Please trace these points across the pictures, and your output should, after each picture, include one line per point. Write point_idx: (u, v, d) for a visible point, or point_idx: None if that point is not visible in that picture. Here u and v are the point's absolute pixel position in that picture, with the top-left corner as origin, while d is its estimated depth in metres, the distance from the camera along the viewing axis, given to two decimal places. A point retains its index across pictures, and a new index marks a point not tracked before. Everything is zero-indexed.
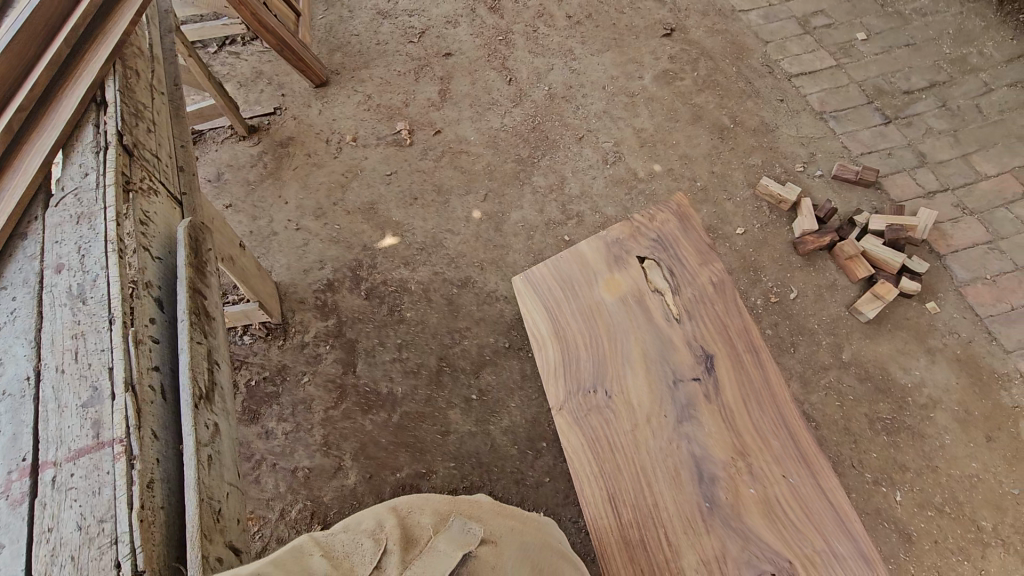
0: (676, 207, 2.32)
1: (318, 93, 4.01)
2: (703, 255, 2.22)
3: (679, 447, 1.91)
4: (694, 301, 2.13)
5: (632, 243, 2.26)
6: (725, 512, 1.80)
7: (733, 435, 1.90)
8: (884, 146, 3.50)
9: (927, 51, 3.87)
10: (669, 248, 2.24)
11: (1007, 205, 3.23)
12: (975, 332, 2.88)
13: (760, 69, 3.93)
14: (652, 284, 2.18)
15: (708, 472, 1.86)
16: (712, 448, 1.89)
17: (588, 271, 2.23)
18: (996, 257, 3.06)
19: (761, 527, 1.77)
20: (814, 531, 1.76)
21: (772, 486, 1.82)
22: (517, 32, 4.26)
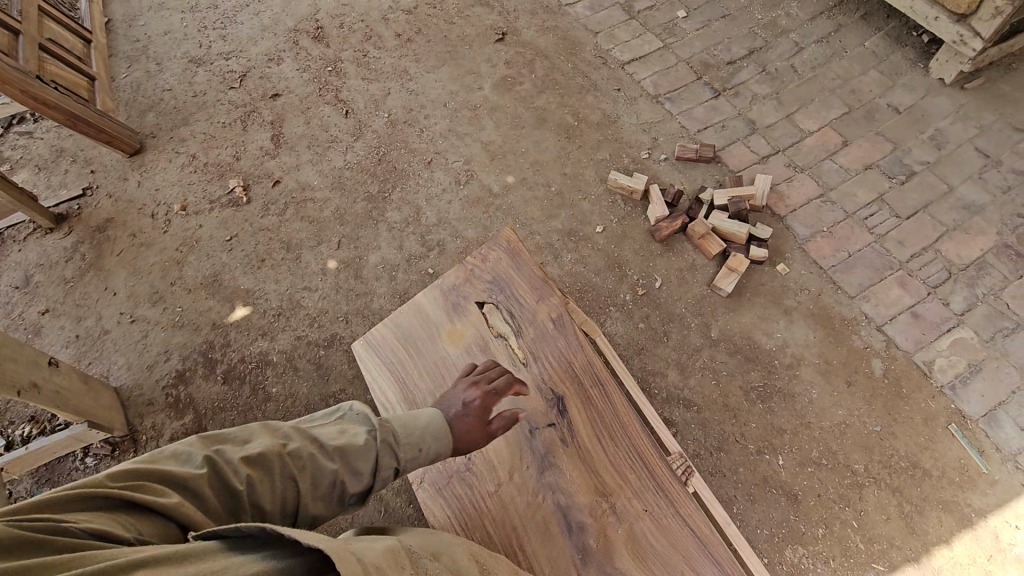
0: (508, 243, 2.24)
1: (135, 163, 3.62)
2: (541, 290, 2.15)
3: (544, 499, 1.82)
4: (537, 341, 2.06)
5: (469, 288, 2.19)
6: (598, 560, 1.72)
7: (594, 476, 1.84)
8: (717, 120, 3.63)
9: (742, 20, 4.05)
10: (506, 287, 2.16)
11: (831, 156, 3.44)
12: (822, 284, 3.04)
13: (594, 61, 3.96)
14: (494, 329, 2.10)
15: (575, 520, 1.78)
16: (575, 494, 1.82)
17: (430, 325, 2.14)
18: (829, 209, 3.25)
19: (633, 568, 1.70)
20: (680, 561, 1.71)
21: (636, 522, 1.77)
22: (347, 60, 4.05)
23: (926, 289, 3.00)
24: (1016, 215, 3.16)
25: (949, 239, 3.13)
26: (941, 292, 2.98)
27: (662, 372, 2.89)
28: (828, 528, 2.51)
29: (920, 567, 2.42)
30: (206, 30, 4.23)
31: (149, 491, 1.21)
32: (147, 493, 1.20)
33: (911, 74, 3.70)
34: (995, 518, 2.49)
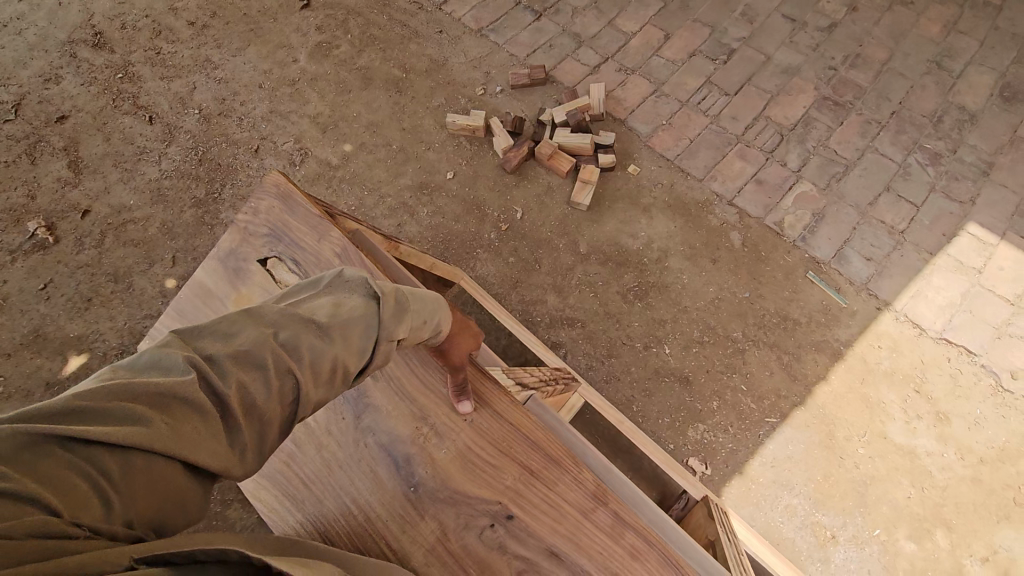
0: (278, 187, 1.90)
1: None
2: (321, 229, 1.81)
3: (364, 444, 1.52)
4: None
5: (248, 248, 1.87)
6: (431, 488, 1.45)
7: (410, 401, 1.54)
8: (544, 40, 3.56)
9: None
10: (284, 238, 1.83)
11: (656, 52, 3.48)
12: (672, 175, 3.10)
13: (409, 9, 3.77)
14: (280, 285, 1.79)
15: (401, 454, 1.50)
16: (394, 425, 1.52)
17: (212, 301, 1.85)
18: (665, 102, 3.30)
19: (467, 484, 1.45)
20: (523, 458, 1.49)
21: (465, 433, 1.51)
22: (138, 61, 3.60)
23: (765, 155, 3.12)
24: (827, 68, 3.35)
25: (775, 104, 3.26)
26: (777, 154, 3.12)
27: (541, 299, 2.85)
28: (721, 399, 2.60)
29: (807, 408, 2.57)
30: None
31: (53, 449, 0.72)
32: (53, 452, 0.72)
33: None
34: (860, 344, 2.67)
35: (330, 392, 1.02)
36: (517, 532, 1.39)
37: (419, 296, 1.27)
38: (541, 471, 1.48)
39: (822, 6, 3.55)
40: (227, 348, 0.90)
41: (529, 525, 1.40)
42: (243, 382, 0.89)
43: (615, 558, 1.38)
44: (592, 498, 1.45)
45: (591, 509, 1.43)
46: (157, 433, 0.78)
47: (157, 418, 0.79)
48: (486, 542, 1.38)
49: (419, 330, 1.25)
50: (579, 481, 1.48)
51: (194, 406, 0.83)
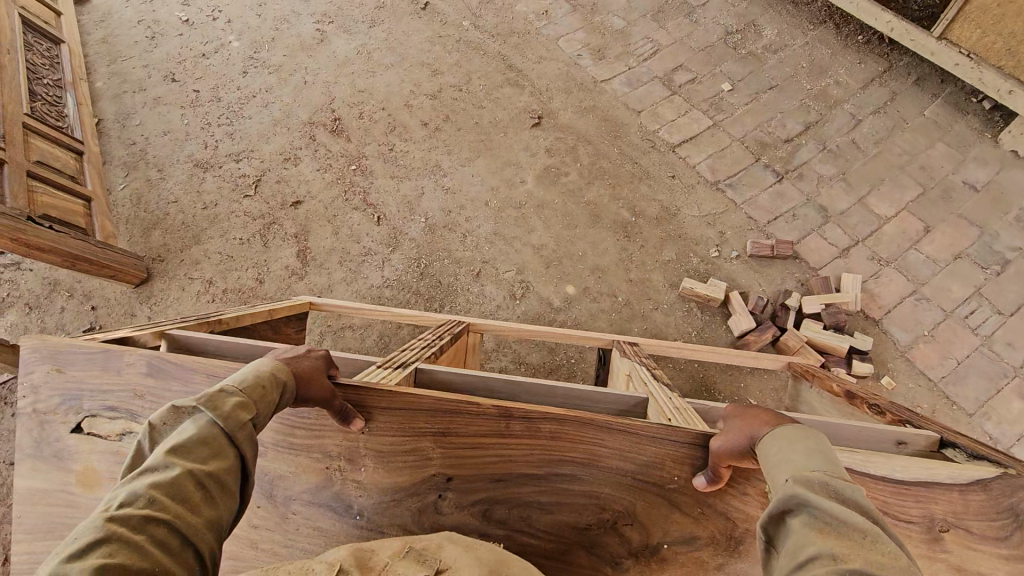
0: (39, 350, 1.59)
1: (142, 295, 3.14)
2: (119, 362, 1.55)
3: (290, 512, 1.49)
4: (154, 399, 1.50)
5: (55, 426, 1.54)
6: (372, 503, 1.48)
7: (301, 451, 1.50)
8: (787, 208, 3.36)
9: (790, 91, 3.87)
10: (87, 389, 1.55)
11: (915, 245, 3.19)
12: (934, 399, 2.77)
13: (641, 145, 3.68)
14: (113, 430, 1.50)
15: (330, 497, 1.49)
16: (306, 479, 1.49)
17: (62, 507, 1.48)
18: (926, 308, 2.99)
19: (399, 472, 1.48)
20: (427, 427, 1.49)
21: (368, 440, 1.49)
22: (371, 154, 3.67)
23: None
24: None
25: None
26: None
27: None
28: None
29: None
30: (211, 126, 3.80)
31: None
32: None
33: (980, 145, 3.54)
34: None
35: (217, 509, 1.10)
36: (461, 491, 1.46)
37: (248, 374, 1.27)
38: (450, 429, 1.48)
39: None
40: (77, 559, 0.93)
41: (469, 474, 1.47)
42: (110, 554, 0.95)
43: (547, 451, 1.46)
44: (497, 418, 1.48)
45: (504, 428, 1.47)
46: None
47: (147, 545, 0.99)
48: (448, 510, 1.46)
49: (265, 397, 1.26)
50: (479, 413, 1.48)
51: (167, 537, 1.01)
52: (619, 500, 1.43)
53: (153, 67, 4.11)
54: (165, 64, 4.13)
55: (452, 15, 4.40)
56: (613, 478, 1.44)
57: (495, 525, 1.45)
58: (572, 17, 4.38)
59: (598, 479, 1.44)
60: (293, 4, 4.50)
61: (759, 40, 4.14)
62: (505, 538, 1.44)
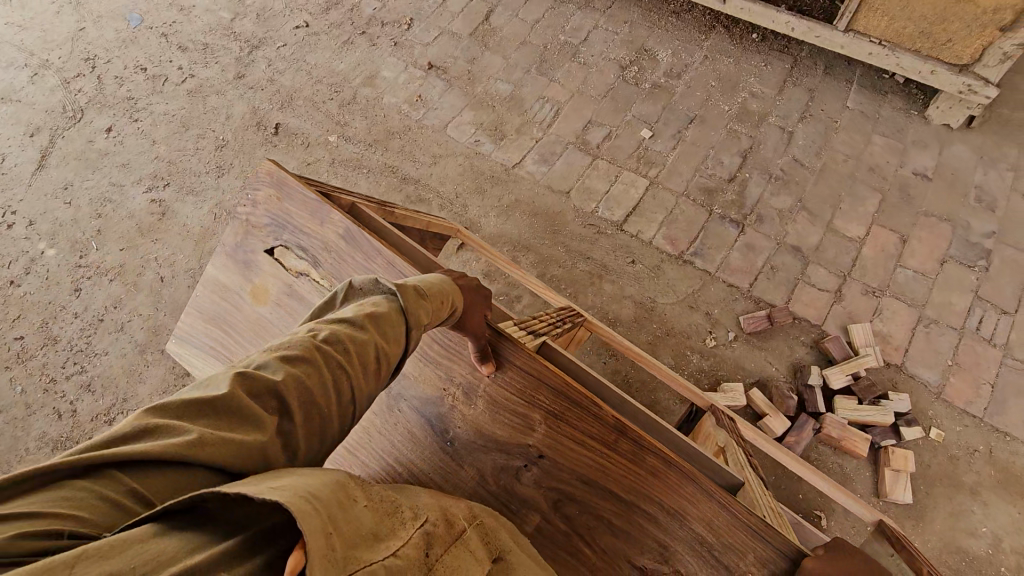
0: (271, 177, 2.07)
1: None
2: (325, 213, 1.96)
3: (396, 409, 1.70)
4: (336, 257, 1.91)
5: (252, 242, 2.07)
6: (465, 441, 1.63)
7: (436, 365, 1.71)
8: (763, 261, 3.05)
9: (712, 119, 3.54)
10: (289, 224, 2.01)
11: (900, 262, 2.99)
12: (987, 437, 2.57)
13: (585, 233, 3.21)
14: (293, 269, 1.98)
15: (433, 414, 1.68)
16: (423, 389, 1.70)
17: (235, 292, 2.05)
18: (938, 333, 2.80)
19: (498, 428, 1.62)
20: (545, 403, 1.62)
21: (490, 386, 1.67)
22: None
23: None
24: None
25: None
26: None
27: None
28: None
29: None
30: (58, 383, 2.92)
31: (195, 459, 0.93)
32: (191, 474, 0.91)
33: (913, 126, 3.38)
34: None
35: (371, 384, 1.20)
36: (548, 471, 1.55)
37: (435, 284, 1.44)
38: (567, 412, 1.60)
39: None
40: (276, 351, 1.10)
41: (559, 467, 1.55)
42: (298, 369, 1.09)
43: (643, 480, 1.49)
44: (612, 429, 1.55)
45: (613, 439, 1.54)
46: (234, 396, 0.99)
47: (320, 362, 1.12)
48: (524, 484, 1.55)
49: (437, 315, 1.41)
50: (602, 416, 1.57)
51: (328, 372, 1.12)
52: (683, 561, 1.41)
53: None
54: None
55: (313, 133, 3.67)
56: (693, 542, 1.42)
57: (556, 519, 1.50)
58: (450, 95, 3.79)
59: (678, 531, 1.44)
60: (108, 173, 3.57)
61: (657, 67, 3.77)
62: (558, 535, 1.48)
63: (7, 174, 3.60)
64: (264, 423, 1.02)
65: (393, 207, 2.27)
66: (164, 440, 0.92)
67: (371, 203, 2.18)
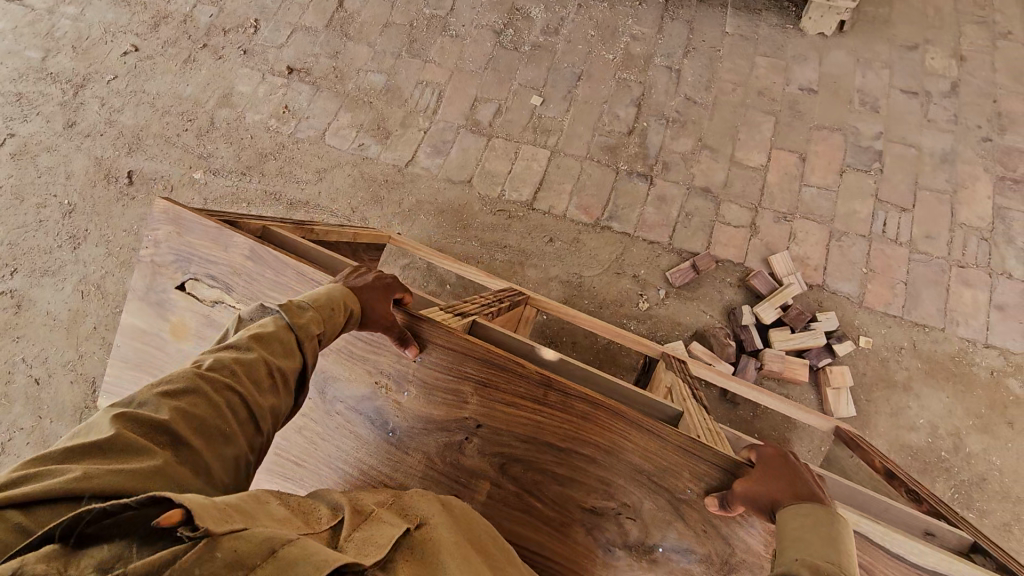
0: (166, 212, 1.74)
1: None
2: (228, 238, 1.69)
3: (336, 413, 1.52)
4: (251, 283, 1.64)
5: (161, 280, 1.75)
6: (406, 428, 1.46)
7: (360, 359, 1.51)
8: (677, 210, 3.01)
9: (598, 72, 3.40)
10: (193, 254, 1.71)
11: (803, 181, 3.03)
12: (910, 333, 2.70)
13: (497, 220, 3.06)
14: (209, 300, 1.69)
15: (372, 409, 1.50)
16: (354, 384, 1.51)
17: (151, 339, 1.74)
18: (850, 244, 2.88)
19: (427, 406, 1.45)
20: (469, 369, 1.44)
21: (414, 365, 1.47)
22: None
23: (986, 271, 2.78)
24: (982, 140, 3.05)
25: (959, 204, 2.92)
26: (998, 265, 2.78)
27: None
28: None
29: None
30: None
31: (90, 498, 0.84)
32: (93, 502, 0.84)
33: (791, 41, 3.38)
34: None
35: (275, 399, 1.13)
36: (489, 439, 1.40)
37: (322, 294, 1.33)
38: (492, 375, 1.42)
39: (930, 65, 3.25)
40: (156, 386, 1.01)
41: (497, 431, 1.39)
42: (193, 403, 1.00)
43: (579, 430, 1.35)
44: (538, 383, 1.39)
45: (542, 393, 1.38)
46: (122, 434, 0.92)
47: (211, 391, 1.04)
48: (469, 457, 1.40)
49: (335, 318, 1.30)
50: (525, 371, 1.41)
51: (230, 399, 1.05)
52: (626, 493, 1.30)
53: None
54: None
55: (174, 173, 3.25)
56: (631, 473, 1.30)
57: (506, 483, 1.37)
58: (320, 99, 3.44)
59: (623, 469, 1.30)
60: None
61: (533, 26, 3.56)
62: (508, 499, 1.37)
63: None
64: (156, 448, 0.94)
65: (310, 225, 2.02)
66: (56, 478, 0.85)
67: (285, 224, 1.93)
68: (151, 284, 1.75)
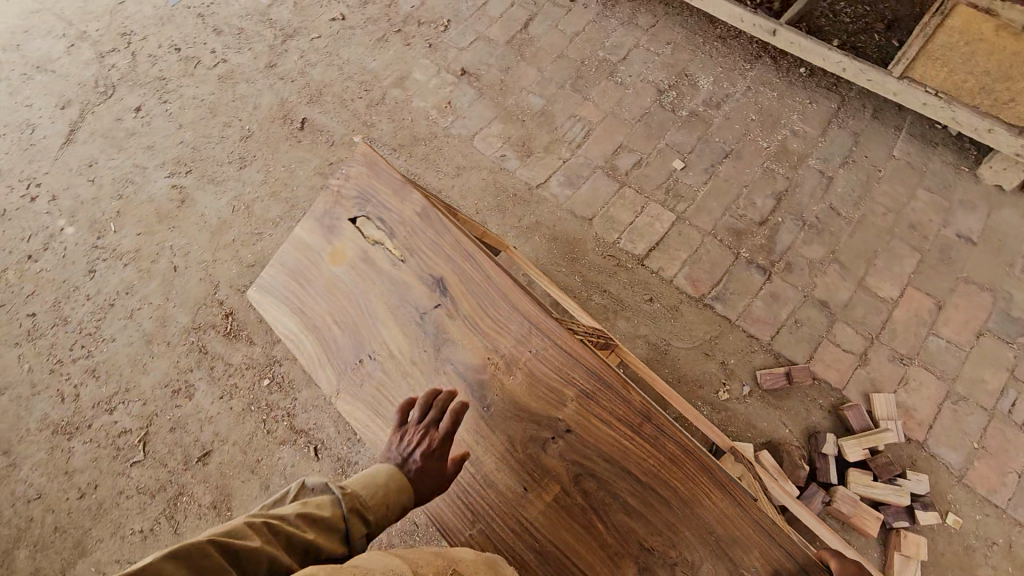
0: (365, 156, 2.01)
1: None
2: (407, 192, 1.91)
3: (442, 371, 1.70)
4: (412, 236, 1.85)
5: (337, 209, 1.99)
6: (500, 409, 1.63)
7: (482, 334, 1.70)
8: (787, 313, 2.91)
9: (748, 156, 3.39)
10: (372, 197, 1.95)
11: (933, 330, 2.83)
12: (1008, 530, 2.43)
13: (605, 264, 3.11)
14: (371, 239, 1.90)
15: (474, 379, 1.67)
16: (467, 354, 1.69)
17: (312, 257, 1.96)
18: (966, 412, 2.65)
19: (527, 397, 1.61)
20: (580, 380, 1.59)
21: (529, 357, 1.64)
22: (283, 357, 2.85)
23: None
24: None
25: None
26: None
27: None
28: None
29: None
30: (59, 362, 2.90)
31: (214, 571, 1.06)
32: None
33: (961, 183, 3.20)
34: None
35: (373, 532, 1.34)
36: (574, 446, 1.55)
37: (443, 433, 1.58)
38: (599, 392, 1.57)
39: None
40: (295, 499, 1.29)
41: (586, 443, 1.54)
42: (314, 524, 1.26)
43: (661, 470, 1.50)
44: (640, 413, 1.54)
45: (641, 424, 1.53)
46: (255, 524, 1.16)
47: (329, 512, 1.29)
48: (551, 456, 1.56)
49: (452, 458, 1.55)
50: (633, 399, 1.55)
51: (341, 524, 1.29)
52: (689, 547, 1.43)
53: None
54: None
55: (338, 130, 3.60)
56: (703, 534, 1.44)
57: (575, 492, 1.52)
58: (480, 104, 3.69)
59: (694, 521, 1.44)
60: (132, 154, 3.54)
61: (697, 94, 3.62)
62: (575, 508, 1.51)
63: (33, 145, 3.58)
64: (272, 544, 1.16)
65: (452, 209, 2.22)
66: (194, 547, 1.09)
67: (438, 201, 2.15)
68: (328, 211, 2.00)
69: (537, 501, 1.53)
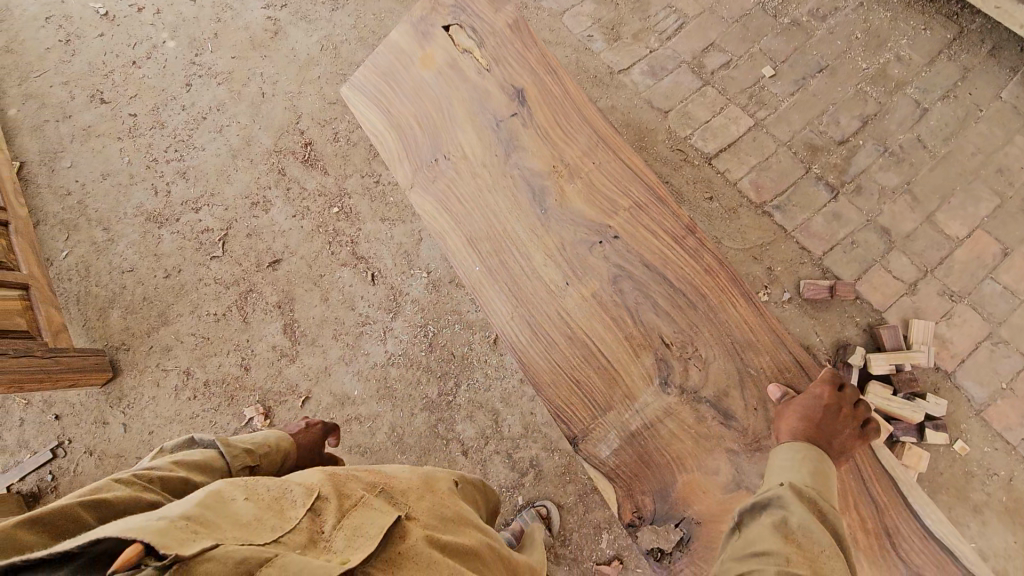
0: None
1: (114, 397, 2.86)
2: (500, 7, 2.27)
3: (510, 175, 2.11)
4: (497, 50, 2.23)
5: (434, 17, 2.32)
6: (559, 213, 2.05)
7: (554, 150, 2.10)
8: (845, 233, 2.91)
9: (844, 73, 3.23)
10: (467, 9, 2.29)
11: (992, 274, 2.79)
12: (1013, 466, 2.52)
13: (671, 157, 3.14)
14: (461, 46, 2.25)
15: (538, 184, 2.08)
16: (535, 163, 2.10)
17: (405, 57, 2.31)
18: (1004, 355, 2.66)
19: (584, 205, 2.03)
20: (634, 195, 2.01)
21: (593, 172, 2.06)
22: (354, 190, 3.05)
23: None
24: None
25: None
26: None
27: None
28: None
29: None
30: (157, 162, 3.20)
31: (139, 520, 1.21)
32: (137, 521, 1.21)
33: None
34: None
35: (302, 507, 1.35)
36: (618, 247, 1.98)
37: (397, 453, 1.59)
38: (648, 206, 2.00)
39: None
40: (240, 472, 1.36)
41: (630, 245, 1.97)
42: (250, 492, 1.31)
43: (692, 276, 1.91)
44: (683, 227, 1.96)
45: (682, 236, 1.95)
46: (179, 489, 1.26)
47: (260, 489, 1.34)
48: (598, 254, 1.99)
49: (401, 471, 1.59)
50: (677, 215, 1.98)
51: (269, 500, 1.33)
52: (706, 346, 1.86)
53: (72, 85, 3.38)
54: (86, 80, 3.39)
55: None
56: (722, 337, 1.85)
57: (611, 287, 1.96)
58: None
59: (715, 322, 1.87)
60: None
61: None
62: (611, 298, 1.95)
63: None
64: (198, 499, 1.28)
65: None
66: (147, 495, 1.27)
67: None
68: (426, 18, 2.33)
69: (580, 289, 1.98)
